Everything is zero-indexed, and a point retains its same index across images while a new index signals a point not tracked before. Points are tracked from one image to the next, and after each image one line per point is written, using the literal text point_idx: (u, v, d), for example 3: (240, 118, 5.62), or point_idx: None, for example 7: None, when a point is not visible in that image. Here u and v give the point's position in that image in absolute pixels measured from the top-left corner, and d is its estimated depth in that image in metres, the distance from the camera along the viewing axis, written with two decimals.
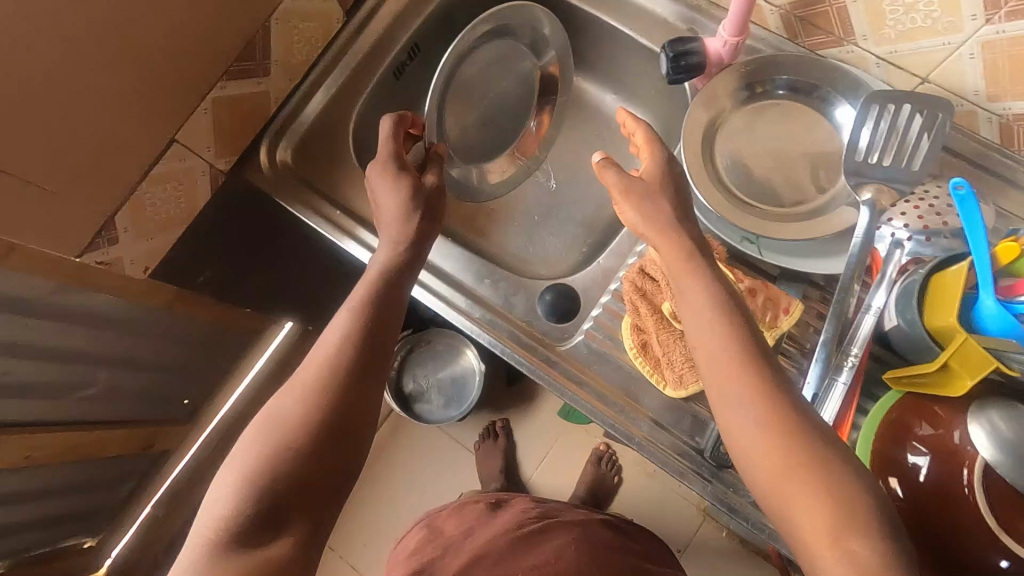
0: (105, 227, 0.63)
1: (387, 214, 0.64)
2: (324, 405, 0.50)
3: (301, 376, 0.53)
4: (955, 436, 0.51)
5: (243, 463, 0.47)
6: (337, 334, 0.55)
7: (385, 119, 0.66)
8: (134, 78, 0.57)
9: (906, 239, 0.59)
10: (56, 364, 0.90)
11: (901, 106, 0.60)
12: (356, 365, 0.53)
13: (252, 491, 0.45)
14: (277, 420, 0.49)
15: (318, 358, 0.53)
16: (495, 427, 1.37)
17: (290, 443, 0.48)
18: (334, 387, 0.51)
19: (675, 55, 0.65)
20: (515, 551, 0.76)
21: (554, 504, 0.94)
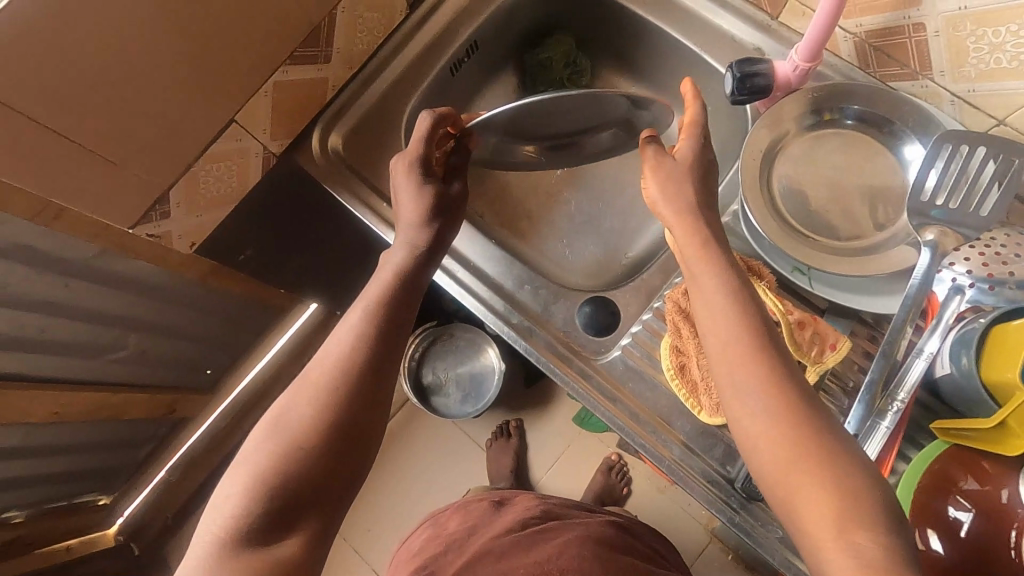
0: (159, 200, 0.64)
1: (410, 211, 0.62)
2: (335, 407, 0.50)
3: (312, 372, 0.52)
4: (1003, 495, 0.49)
5: (257, 462, 0.47)
6: (348, 332, 0.53)
7: (426, 115, 0.58)
8: (203, 56, 0.57)
9: (968, 286, 0.57)
10: (91, 326, 0.92)
11: (975, 149, 0.58)
12: (370, 366, 0.52)
13: (263, 490, 0.45)
14: (289, 419, 0.49)
15: (331, 354, 0.52)
16: (509, 426, 1.37)
17: (300, 444, 0.48)
18: (344, 389, 0.50)
19: (741, 76, 0.64)
20: (519, 545, 0.75)
21: (556, 502, 0.93)
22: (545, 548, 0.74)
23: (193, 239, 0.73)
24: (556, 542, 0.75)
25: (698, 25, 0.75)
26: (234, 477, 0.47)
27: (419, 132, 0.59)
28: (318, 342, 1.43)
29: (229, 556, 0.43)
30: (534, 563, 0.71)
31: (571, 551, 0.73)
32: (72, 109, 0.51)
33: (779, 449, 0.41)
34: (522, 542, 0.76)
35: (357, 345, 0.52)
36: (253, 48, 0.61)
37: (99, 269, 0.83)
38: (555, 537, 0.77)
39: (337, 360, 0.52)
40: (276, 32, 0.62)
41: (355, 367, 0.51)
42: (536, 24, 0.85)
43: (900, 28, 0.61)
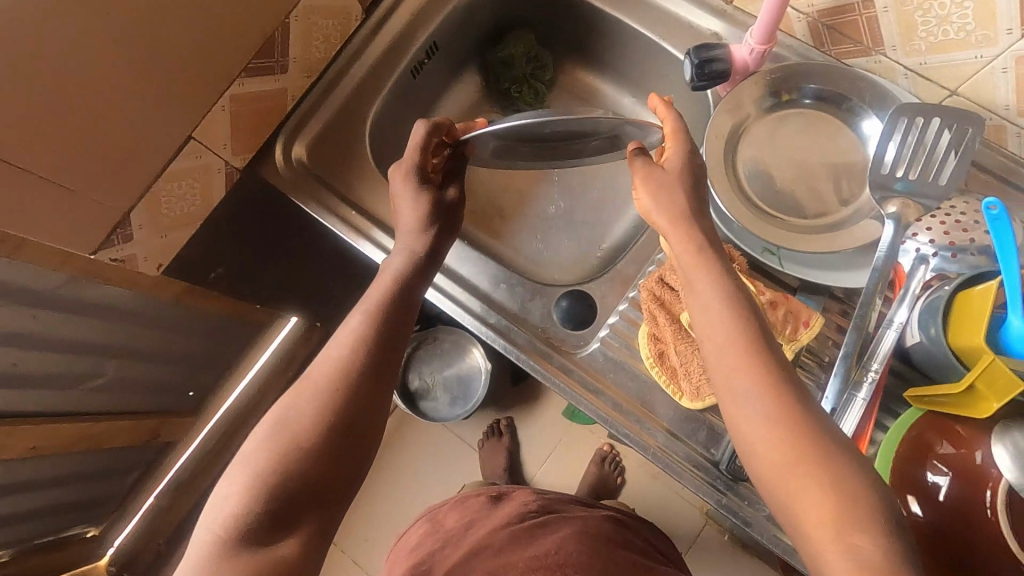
0: (119, 225, 0.62)
1: (404, 222, 0.63)
2: (335, 408, 0.51)
3: (311, 375, 0.53)
4: (977, 456, 0.50)
5: (256, 462, 0.48)
6: (348, 336, 0.55)
7: (420, 124, 0.61)
8: (153, 74, 0.56)
9: (932, 255, 0.59)
10: (64, 356, 0.90)
11: (929, 120, 0.59)
12: (368, 367, 0.53)
13: (263, 490, 0.46)
14: (289, 420, 0.50)
15: (332, 355, 0.54)
16: (500, 425, 1.38)
17: (300, 445, 0.49)
18: (343, 390, 0.52)
19: (700, 62, 0.64)
20: (517, 543, 0.75)
21: (553, 496, 0.93)
22: (543, 545, 0.74)
23: (159, 260, 0.71)
24: (553, 539, 0.75)
25: (654, 14, 0.75)
26: (234, 479, 0.48)
27: (414, 139, 0.61)
28: (301, 355, 1.41)
29: (230, 555, 0.44)
30: (532, 559, 0.71)
31: (568, 547, 0.73)
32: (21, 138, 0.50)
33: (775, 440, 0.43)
34: (522, 537, 0.76)
35: (355, 347, 0.54)
36: (205, 62, 0.60)
37: (66, 298, 0.81)
38: (553, 532, 0.77)
39: (336, 362, 0.53)
40: (229, 45, 0.61)
41: (353, 369, 0.53)
42: (495, 22, 0.84)
43: (850, 6, 0.62)
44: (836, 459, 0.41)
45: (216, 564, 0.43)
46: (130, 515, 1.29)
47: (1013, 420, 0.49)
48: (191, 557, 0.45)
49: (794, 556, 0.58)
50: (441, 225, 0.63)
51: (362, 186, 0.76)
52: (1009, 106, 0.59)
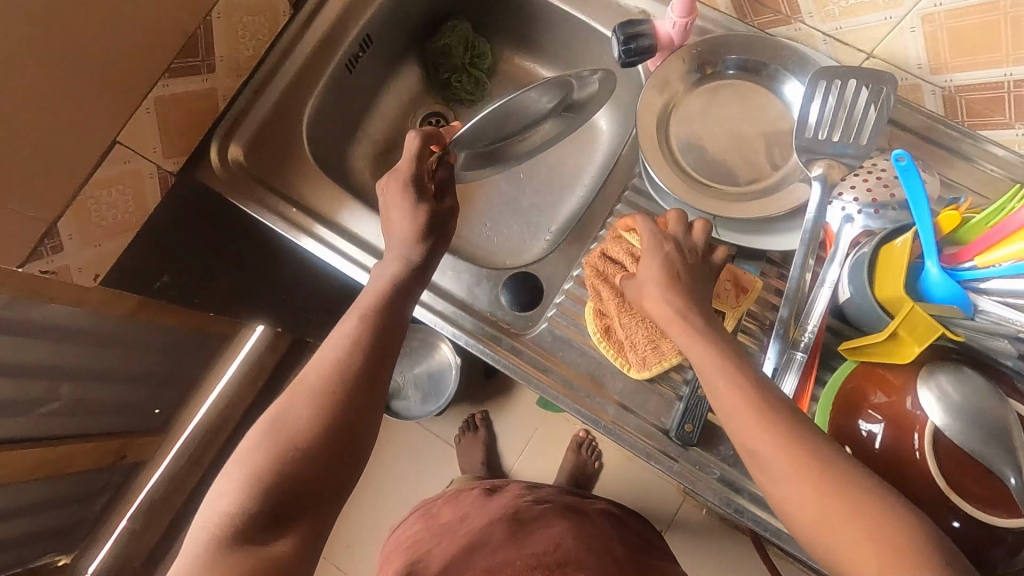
0: (47, 235, 0.61)
1: (397, 232, 0.62)
2: (329, 411, 0.52)
3: (306, 380, 0.55)
4: (907, 402, 0.52)
5: (250, 463, 0.49)
6: (341, 343, 0.56)
7: (413, 135, 0.60)
8: (67, 78, 0.54)
9: (857, 213, 0.60)
10: (14, 380, 0.87)
11: (847, 82, 0.61)
12: (361, 370, 0.54)
13: (255, 490, 0.48)
14: (281, 424, 0.51)
15: (326, 358, 0.55)
16: (475, 419, 1.38)
17: (293, 448, 0.50)
18: (337, 397, 0.53)
19: (626, 39, 0.65)
20: (513, 538, 0.74)
21: (547, 490, 0.94)
22: (540, 540, 0.74)
23: (95, 270, 0.69)
24: (549, 535, 0.75)
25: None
26: (226, 481, 0.49)
27: (408, 152, 0.60)
28: (270, 364, 1.40)
29: (221, 553, 0.45)
30: (530, 557, 0.70)
31: (566, 544, 0.73)
32: None
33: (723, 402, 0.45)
34: (517, 533, 0.76)
35: (350, 354, 0.55)
36: (124, 64, 0.58)
37: (9, 320, 0.79)
38: (549, 528, 0.77)
39: (331, 368, 0.54)
40: (148, 46, 0.60)
41: (348, 376, 0.54)
42: (430, 13, 0.84)
43: None
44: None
45: (211, 561, 0.44)
46: (103, 539, 1.27)
47: (936, 363, 0.52)
48: (185, 556, 0.46)
49: (746, 515, 0.60)
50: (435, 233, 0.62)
51: (303, 183, 0.75)
52: (921, 65, 0.61)
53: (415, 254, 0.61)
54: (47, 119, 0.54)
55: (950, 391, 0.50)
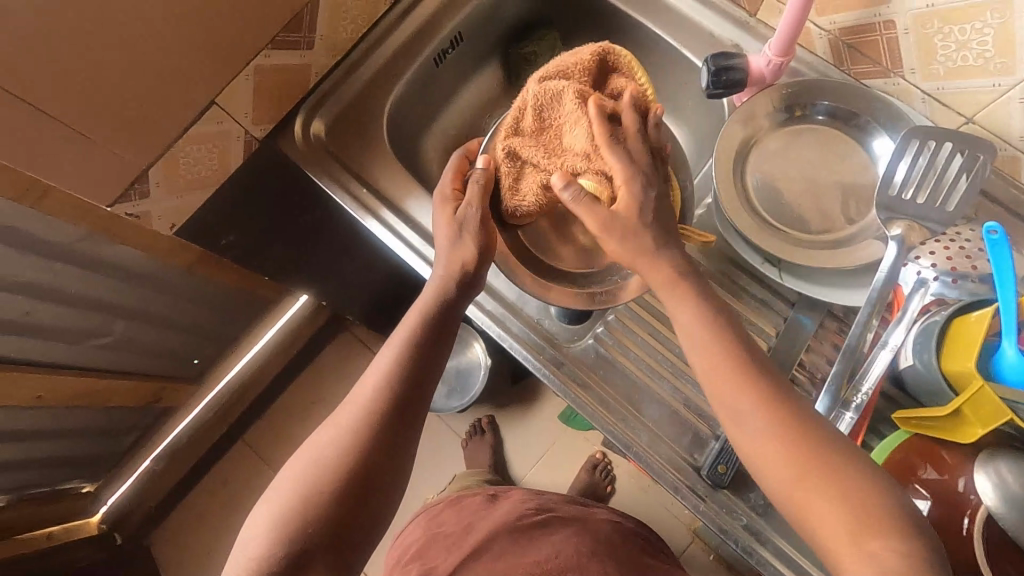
0: (137, 180, 0.65)
1: (437, 252, 0.61)
2: (359, 450, 0.52)
3: (343, 416, 0.55)
4: (960, 483, 0.51)
5: (282, 501, 0.50)
6: (376, 380, 0.56)
7: (454, 153, 0.66)
8: (182, 37, 0.58)
9: (932, 279, 0.59)
10: (77, 310, 0.92)
11: (941, 143, 0.59)
12: (392, 409, 0.54)
13: (286, 530, 0.49)
14: (315, 460, 0.52)
15: (363, 397, 0.55)
16: (482, 424, 1.38)
17: (321, 492, 0.50)
18: (370, 437, 0.53)
19: (716, 70, 0.64)
20: (516, 546, 0.75)
21: (551, 497, 0.94)
22: (542, 548, 0.74)
23: (172, 220, 0.74)
24: (552, 542, 0.76)
25: (679, 23, 0.76)
26: (258, 518, 0.51)
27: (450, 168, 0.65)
28: (306, 336, 1.44)
29: None
30: (532, 564, 0.72)
31: (567, 550, 0.74)
32: (46, 83, 0.51)
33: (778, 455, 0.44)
34: (521, 541, 0.76)
35: (386, 392, 0.55)
36: (234, 28, 0.61)
37: (84, 253, 0.83)
38: (551, 533, 0.78)
39: (367, 407, 0.54)
40: (258, 16, 0.63)
41: (384, 414, 0.54)
42: (519, 20, 0.86)
43: (872, 25, 0.62)
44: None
45: None
46: (127, 473, 1.32)
47: (998, 449, 0.50)
48: None
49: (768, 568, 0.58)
50: (479, 247, 0.60)
51: (376, 166, 0.77)
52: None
53: (450, 297, 0.59)
54: (157, 71, 0.58)
55: (1010, 480, 0.48)
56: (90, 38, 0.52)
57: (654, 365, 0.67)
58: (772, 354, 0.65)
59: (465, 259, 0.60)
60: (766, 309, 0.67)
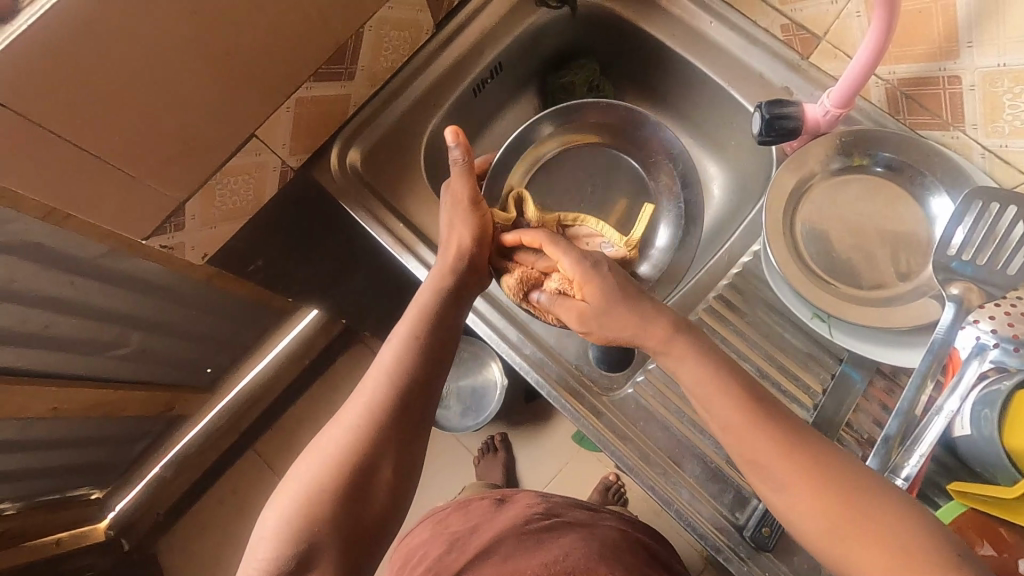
0: (173, 214, 0.64)
1: (447, 247, 0.64)
2: (365, 441, 0.51)
3: (351, 405, 0.54)
4: (1021, 565, 0.51)
5: (295, 495, 0.48)
6: (384, 363, 0.55)
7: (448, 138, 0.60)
8: (230, 73, 0.56)
9: (992, 345, 0.57)
10: (93, 322, 0.85)
11: (1005, 208, 0.57)
12: (400, 397, 0.53)
13: (300, 525, 0.46)
14: (324, 451, 0.51)
15: (373, 381, 0.54)
16: (494, 440, 1.33)
17: (329, 486, 0.48)
18: (377, 422, 0.52)
19: (770, 118, 0.63)
20: (526, 557, 0.62)
21: (560, 500, 0.79)
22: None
23: (204, 250, 0.72)
24: None
25: (727, 61, 0.74)
26: (270, 516, 0.48)
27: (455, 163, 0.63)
28: (318, 346, 1.38)
29: None
30: (541, 567, 0.60)
31: (577, 553, 0.63)
32: (88, 121, 0.50)
33: (850, 543, 0.42)
34: (530, 549, 0.64)
35: (395, 373, 0.54)
36: (279, 62, 0.60)
37: (102, 269, 0.76)
38: (559, 536, 0.67)
39: (378, 392, 0.53)
40: (305, 49, 0.61)
41: (393, 397, 0.53)
42: (560, 47, 0.84)
43: (934, 79, 0.61)
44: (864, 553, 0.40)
45: None
46: (135, 481, 1.28)
47: None
48: None
49: None
50: (478, 240, 0.64)
51: (409, 198, 0.76)
52: None
53: (454, 283, 0.62)
54: (199, 104, 0.56)
55: None
56: (135, 74, 0.50)
57: (697, 420, 0.65)
58: (822, 409, 0.63)
59: (465, 244, 0.64)
60: (812, 363, 0.66)
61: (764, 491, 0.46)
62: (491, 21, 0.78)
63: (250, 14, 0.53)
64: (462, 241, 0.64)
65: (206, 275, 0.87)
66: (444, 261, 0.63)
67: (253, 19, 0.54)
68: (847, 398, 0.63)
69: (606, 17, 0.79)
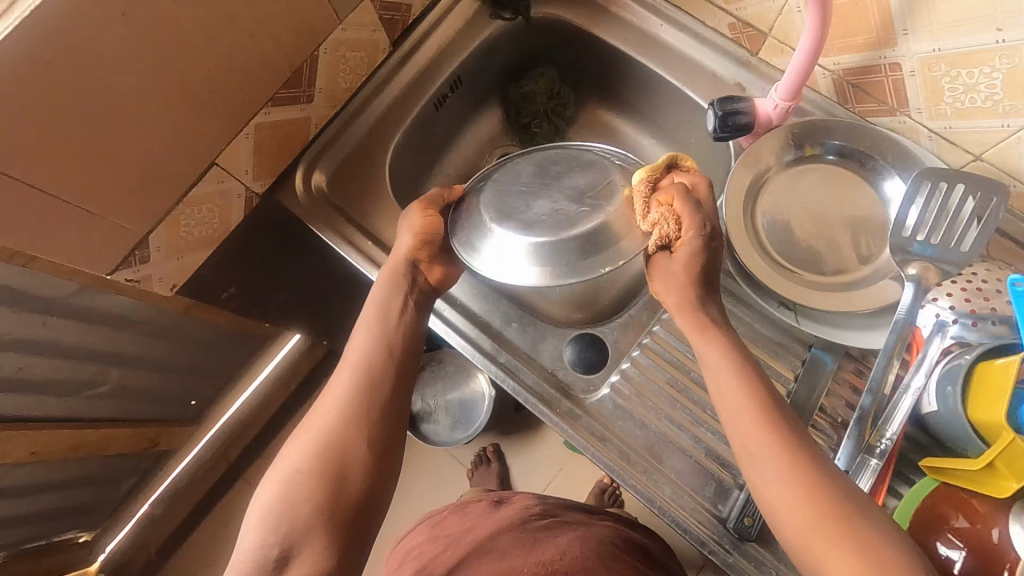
0: (137, 246, 0.63)
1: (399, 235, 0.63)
2: (341, 432, 0.52)
3: (325, 398, 0.54)
4: (994, 534, 0.51)
5: (274, 492, 0.49)
6: (355, 358, 0.56)
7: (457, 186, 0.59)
8: (184, 104, 0.57)
9: (952, 322, 0.59)
10: (68, 362, 0.83)
11: (953, 186, 0.59)
12: (373, 388, 0.54)
13: (276, 519, 0.47)
14: (301, 449, 0.51)
15: (343, 378, 0.55)
16: (487, 452, 1.32)
17: (307, 475, 0.49)
18: (353, 415, 0.53)
19: (723, 114, 0.65)
20: (518, 553, 0.62)
21: (555, 500, 0.79)
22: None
23: (173, 281, 0.72)
24: None
25: (681, 62, 0.76)
26: (252, 517, 0.49)
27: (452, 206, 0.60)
28: (305, 370, 1.36)
29: None
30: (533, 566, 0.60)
31: (572, 550, 0.63)
32: (42, 164, 0.50)
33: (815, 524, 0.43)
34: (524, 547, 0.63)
35: (367, 363, 0.55)
36: (233, 89, 0.60)
37: (75, 308, 0.76)
38: (554, 534, 0.66)
39: (352, 389, 0.54)
40: (259, 76, 0.61)
41: (364, 388, 0.54)
42: (518, 56, 0.85)
43: (877, 67, 0.63)
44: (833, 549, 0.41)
45: None
46: (124, 521, 1.25)
47: None
48: None
49: None
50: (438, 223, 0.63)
51: (377, 216, 0.76)
52: None
53: (413, 273, 0.62)
54: (157, 135, 0.57)
55: None
56: (88, 112, 0.50)
57: (674, 414, 0.66)
58: (795, 395, 0.64)
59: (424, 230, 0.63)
60: (783, 352, 0.68)
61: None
62: (448, 37, 0.79)
63: (199, 46, 0.54)
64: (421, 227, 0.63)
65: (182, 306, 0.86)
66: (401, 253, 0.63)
67: (201, 51, 0.54)
68: (819, 383, 0.64)
69: (562, 24, 0.80)
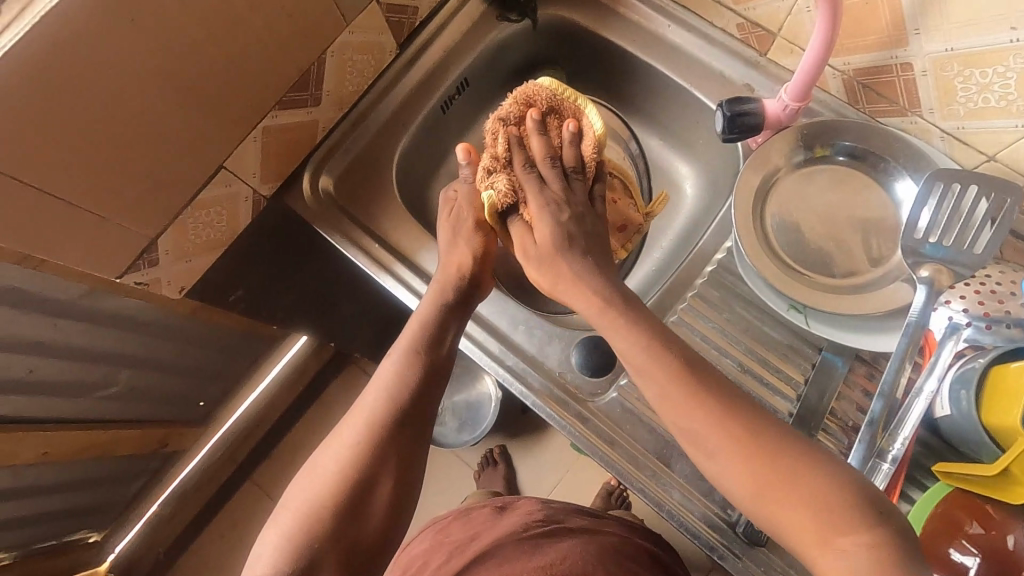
0: (145, 251, 0.64)
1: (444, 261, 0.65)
2: (368, 458, 0.51)
3: (352, 420, 0.54)
4: (1010, 541, 0.51)
5: (292, 516, 0.49)
6: (384, 380, 0.56)
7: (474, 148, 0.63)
8: (193, 108, 0.57)
9: (965, 324, 0.58)
10: (77, 364, 0.84)
11: (967, 187, 0.58)
12: (405, 414, 0.54)
13: (296, 543, 0.48)
14: (321, 473, 0.51)
15: (370, 400, 0.55)
16: (493, 454, 1.32)
17: (328, 503, 0.49)
18: (379, 443, 0.52)
19: (732, 115, 0.64)
20: (523, 558, 0.62)
21: (561, 504, 0.79)
22: None
23: (181, 284, 0.72)
24: None
25: (689, 63, 0.76)
26: (268, 536, 0.49)
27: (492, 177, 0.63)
28: (312, 371, 1.37)
29: None
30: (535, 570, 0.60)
31: (576, 556, 0.62)
32: (49, 170, 0.50)
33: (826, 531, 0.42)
34: (527, 552, 0.63)
35: (398, 389, 0.55)
36: (241, 93, 0.60)
37: (85, 311, 0.76)
38: (558, 540, 0.66)
39: (378, 412, 0.54)
40: (266, 80, 0.61)
41: (393, 415, 0.53)
42: (525, 57, 0.85)
43: (888, 67, 0.62)
44: (842, 554, 0.41)
45: None
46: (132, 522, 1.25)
47: None
48: None
49: None
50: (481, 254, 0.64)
51: (385, 219, 0.76)
52: None
53: (451, 295, 0.62)
54: (165, 139, 0.57)
55: None
56: (95, 117, 0.50)
57: None
58: (806, 398, 0.63)
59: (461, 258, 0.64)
60: (792, 355, 0.67)
61: (750, 501, 0.46)
62: (455, 39, 0.79)
63: (206, 50, 0.54)
64: (459, 253, 0.64)
65: (189, 308, 0.87)
66: (442, 277, 0.64)
67: (208, 54, 0.55)
68: (829, 385, 0.64)
69: (569, 26, 0.80)
